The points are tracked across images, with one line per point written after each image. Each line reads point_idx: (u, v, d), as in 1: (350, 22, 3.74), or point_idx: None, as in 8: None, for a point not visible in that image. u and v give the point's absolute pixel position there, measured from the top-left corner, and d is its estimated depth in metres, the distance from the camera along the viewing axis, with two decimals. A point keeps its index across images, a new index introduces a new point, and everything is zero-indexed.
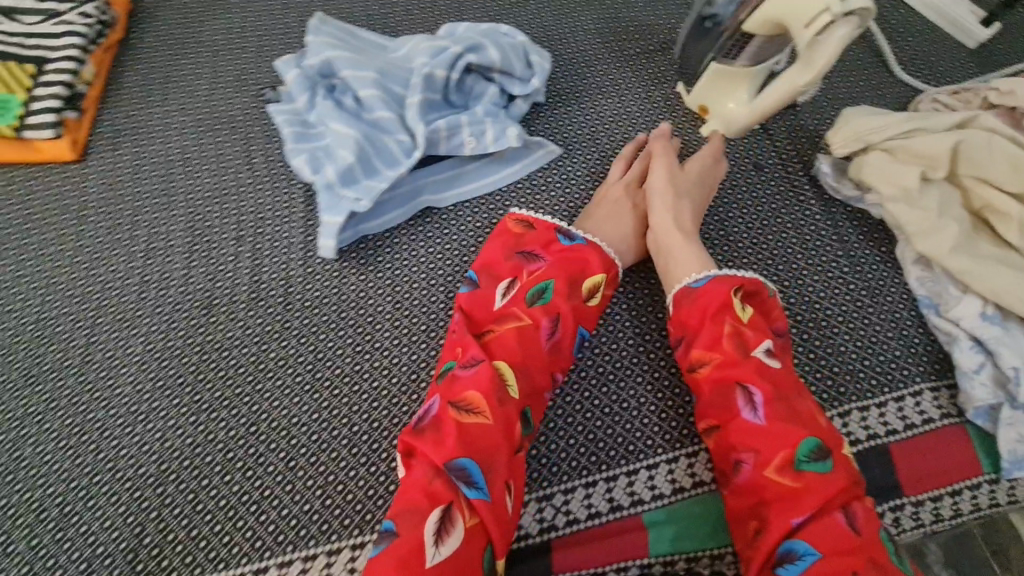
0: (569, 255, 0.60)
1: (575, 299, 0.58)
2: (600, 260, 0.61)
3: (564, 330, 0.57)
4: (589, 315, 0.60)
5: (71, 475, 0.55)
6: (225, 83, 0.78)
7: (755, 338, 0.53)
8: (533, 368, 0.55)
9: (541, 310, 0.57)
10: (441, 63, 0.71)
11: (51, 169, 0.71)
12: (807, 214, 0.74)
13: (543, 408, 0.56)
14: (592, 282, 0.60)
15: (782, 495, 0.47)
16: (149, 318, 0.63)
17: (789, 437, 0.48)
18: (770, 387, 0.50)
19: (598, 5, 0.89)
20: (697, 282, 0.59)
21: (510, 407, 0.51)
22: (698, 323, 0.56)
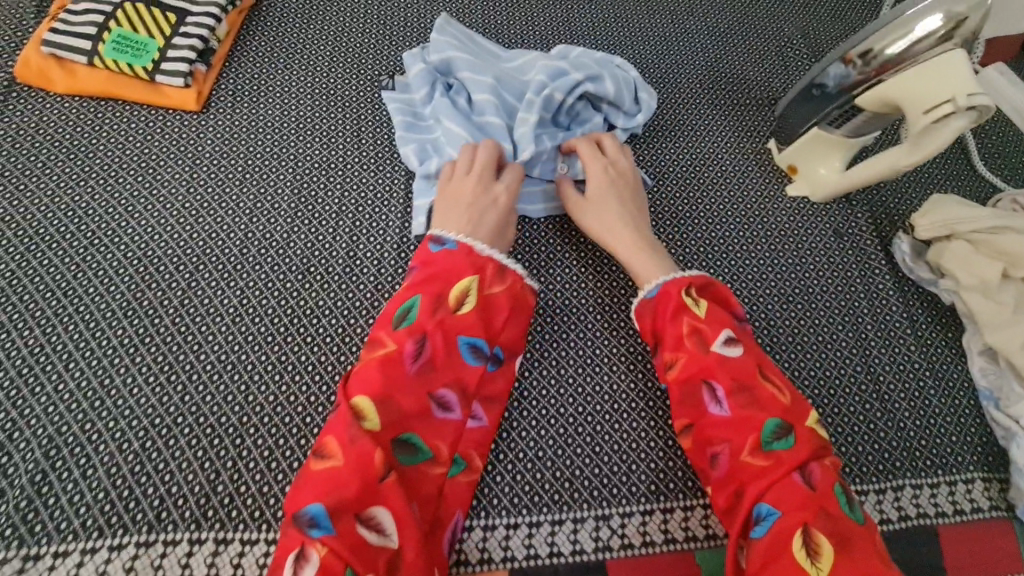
0: (439, 266, 0.61)
1: (442, 311, 0.58)
2: (472, 266, 0.61)
3: (433, 345, 0.57)
4: (463, 323, 0.59)
5: (155, 411, 0.57)
6: (345, 62, 0.81)
7: (710, 333, 0.59)
8: (398, 394, 0.54)
9: (405, 332, 0.57)
10: (561, 86, 0.74)
11: (173, 116, 0.74)
12: (882, 287, 0.75)
13: (430, 426, 0.55)
14: (460, 288, 0.60)
15: (756, 474, 0.53)
16: (247, 273, 0.65)
17: (752, 422, 0.54)
18: (730, 380, 0.56)
19: (702, 51, 0.92)
20: (649, 290, 0.64)
21: (359, 440, 0.50)
22: (659, 329, 0.62)
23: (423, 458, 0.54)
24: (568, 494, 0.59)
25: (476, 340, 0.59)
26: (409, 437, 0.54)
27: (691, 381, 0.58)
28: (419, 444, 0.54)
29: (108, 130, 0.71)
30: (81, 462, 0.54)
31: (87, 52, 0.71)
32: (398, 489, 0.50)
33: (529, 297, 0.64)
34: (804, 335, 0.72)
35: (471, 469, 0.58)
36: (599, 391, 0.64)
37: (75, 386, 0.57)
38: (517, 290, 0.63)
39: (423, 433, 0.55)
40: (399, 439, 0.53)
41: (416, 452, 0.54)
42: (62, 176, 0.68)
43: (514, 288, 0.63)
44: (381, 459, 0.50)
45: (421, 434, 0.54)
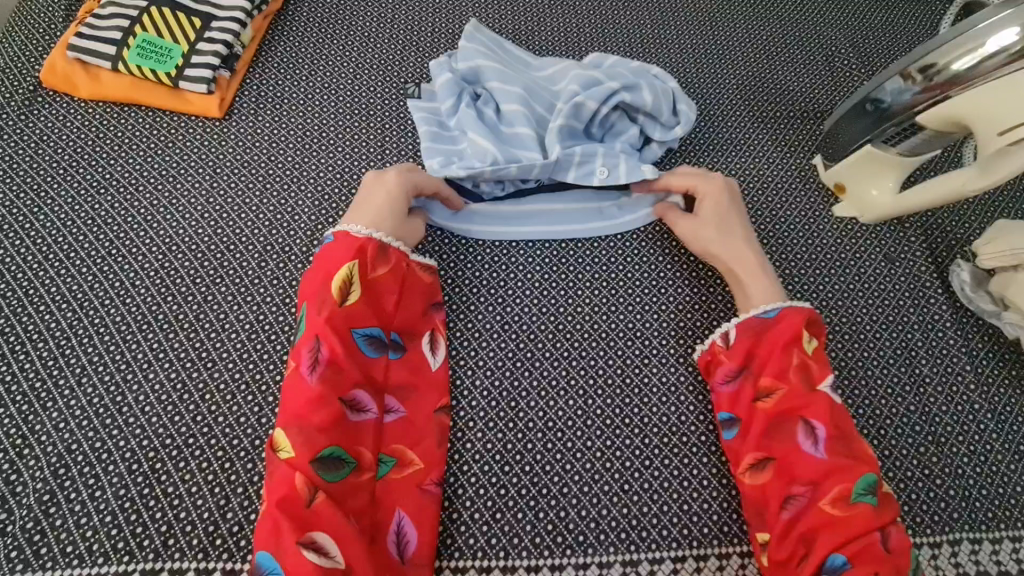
0: (320, 269, 0.58)
1: (327, 309, 0.56)
2: (348, 254, 0.58)
3: (329, 348, 0.55)
4: (355, 316, 0.57)
5: (167, 431, 0.55)
6: (370, 69, 0.79)
7: (820, 373, 0.56)
8: (296, 407, 0.53)
9: (302, 346, 0.55)
10: (595, 95, 0.70)
11: (194, 122, 0.72)
12: (938, 319, 0.70)
13: (347, 434, 0.54)
14: (342, 279, 0.57)
15: (836, 525, 0.51)
16: (264, 286, 0.63)
17: (847, 473, 0.52)
18: (833, 425, 0.54)
19: (743, 59, 0.87)
20: (766, 313, 0.59)
21: (279, 473, 0.51)
22: (767, 354, 0.57)
23: (349, 468, 0.53)
24: (594, 536, 0.56)
25: (370, 328, 0.58)
26: (332, 453, 0.52)
27: (786, 415, 0.55)
28: (344, 456, 0.53)
29: (130, 136, 0.70)
30: (90, 483, 0.53)
31: (112, 57, 0.71)
32: (329, 508, 0.50)
33: (426, 277, 0.63)
34: (851, 368, 0.67)
35: (403, 463, 0.56)
36: (630, 425, 0.61)
37: (87, 403, 0.56)
38: (399, 266, 0.60)
39: (343, 442, 0.53)
40: (323, 456, 0.52)
41: (343, 465, 0.53)
42: (84, 184, 0.67)
43: (399, 267, 0.60)
44: (301, 483, 0.50)
45: (343, 446, 0.53)
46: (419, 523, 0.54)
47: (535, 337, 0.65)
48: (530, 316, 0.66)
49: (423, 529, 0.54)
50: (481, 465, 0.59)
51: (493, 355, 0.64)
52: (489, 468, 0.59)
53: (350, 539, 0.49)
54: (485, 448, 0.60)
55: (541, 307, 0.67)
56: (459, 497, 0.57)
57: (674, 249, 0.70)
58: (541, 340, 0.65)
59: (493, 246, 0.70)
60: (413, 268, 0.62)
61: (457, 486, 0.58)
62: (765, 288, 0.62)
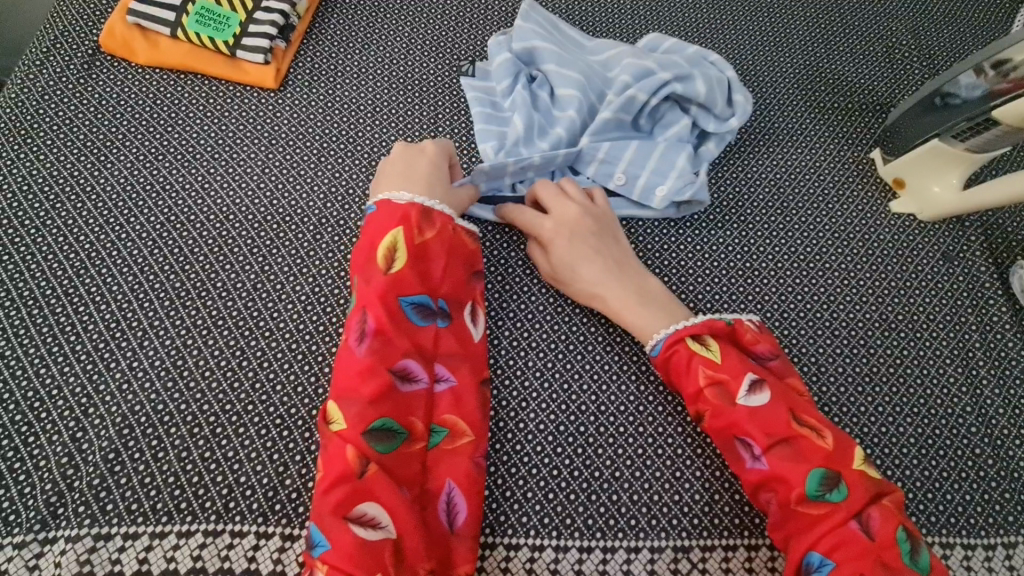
0: (369, 231, 0.59)
1: (377, 280, 0.56)
2: (394, 220, 0.59)
3: (375, 319, 0.54)
4: (405, 283, 0.56)
5: (227, 397, 0.56)
6: (424, 47, 0.78)
7: (732, 383, 0.55)
8: (350, 381, 0.53)
9: (353, 316, 0.56)
10: (645, 87, 0.71)
11: (251, 91, 0.72)
12: (997, 319, 0.68)
13: (400, 407, 0.53)
14: (387, 247, 0.57)
15: (808, 524, 0.50)
16: (320, 259, 0.63)
17: (796, 475, 0.51)
18: (761, 431, 0.53)
19: (800, 47, 0.85)
20: (655, 346, 0.59)
21: (331, 447, 0.51)
22: (678, 384, 0.58)
23: (401, 439, 0.52)
24: (646, 521, 0.57)
25: (417, 296, 0.57)
26: (383, 425, 0.52)
27: (724, 436, 0.55)
28: (395, 429, 0.52)
29: (186, 104, 0.70)
30: (153, 443, 0.54)
31: (171, 24, 0.70)
32: (382, 480, 0.50)
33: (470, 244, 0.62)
34: (905, 366, 0.66)
35: (455, 434, 0.55)
36: (681, 412, 0.61)
37: (149, 365, 0.57)
38: (449, 230, 0.60)
39: (393, 413, 0.53)
40: (375, 428, 0.51)
41: (395, 437, 0.52)
42: (143, 149, 0.67)
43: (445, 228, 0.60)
44: (352, 457, 0.50)
45: (393, 417, 0.52)
46: (469, 498, 0.54)
47: (588, 321, 0.65)
48: None
49: (471, 500, 0.54)
50: (532, 445, 0.59)
51: (546, 337, 0.64)
52: (541, 448, 0.59)
53: (398, 508, 0.49)
54: (538, 428, 0.60)
55: None
56: (511, 476, 0.58)
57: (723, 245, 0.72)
58: (594, 324, 0.65)
59: None
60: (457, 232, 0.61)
61: (509, 464, 0.58)
62: (647, 308, 0.61)
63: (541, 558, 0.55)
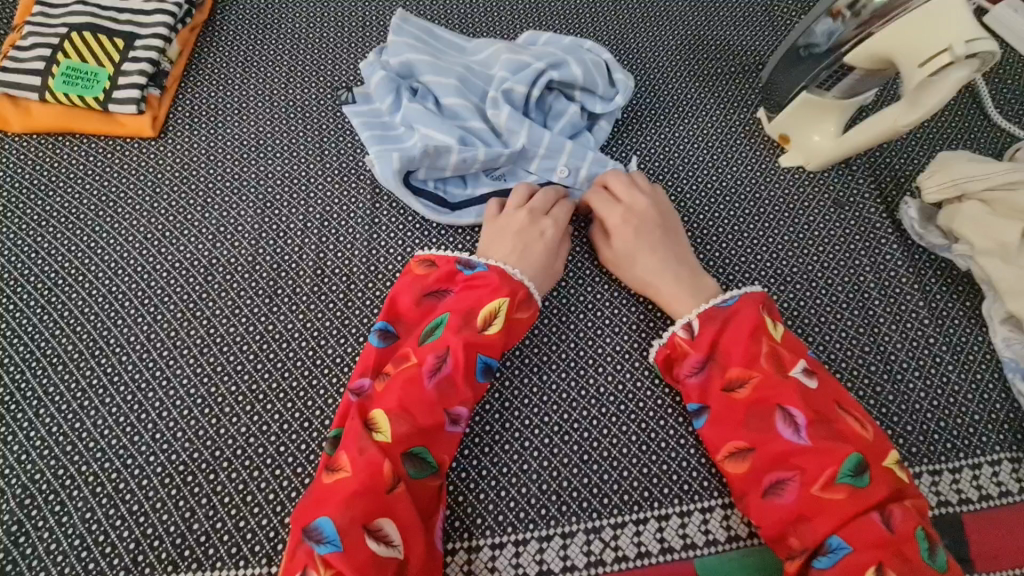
0: (475, 284, 0.59)
1: (468, 330, 0.57)
2: (506, 288, 0.59)
3: (455, 362, 0.56)
4: (490, 343, 0.57)
5: (128, 451, 0.57)
6: (304, 72, 0.78)
7: (791, 358, 0.55)
8: (414, 412, 0.53)
9: (429, 346, 0.56)
10: (523, 79, 0.70)
11: (130, 143, 0.72)
12: (889, 258, 0.70)
13: (440, 443, 0.55)
14: (489, 309, 0.58)
15: (831, 509, 0.49)
16: (212, 300, 0.64)
17: (833, 454, 0.50)
18: (811, 409, 0.52)
19: (681, 19, 0.86)
20: (725, 302, 0.58)
21: (368, 452, 0.51)
22: (730, 344, 0.56)
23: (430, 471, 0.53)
24: (556, 508, 0.57)
25: (492, 359, 0.58)
26: (421, 453, 0.53)
27: (764, 404, 0.53)
28: (429, 459, 0.54)
29: (65, 165, 0.70)
30: (56, 509, 0.54)
31: (38, 88, 0.70)
32: (404, 501, 0.50)
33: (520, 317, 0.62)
34: (804, 317, 0.67)
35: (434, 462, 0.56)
36: (586, 396, 0.61)
37: (46, 432, 0.57)
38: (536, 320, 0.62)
39: (430, 445, 0.54)
40: (413, 454, 0.53)
41: (426, 466, 0.53)
42: (26, 218, 0.67)
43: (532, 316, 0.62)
44: (390, 469, 0.50)
45: (430, 447, 0.54)
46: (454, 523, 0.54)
47: None
48: None
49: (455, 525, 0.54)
50: None
51: None
52: None
53: (412, 531, 0.49)
54: None
55: None
56: None
57: None
58: None
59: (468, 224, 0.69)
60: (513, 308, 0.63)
61: None
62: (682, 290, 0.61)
63: (453, 562, 0.55)
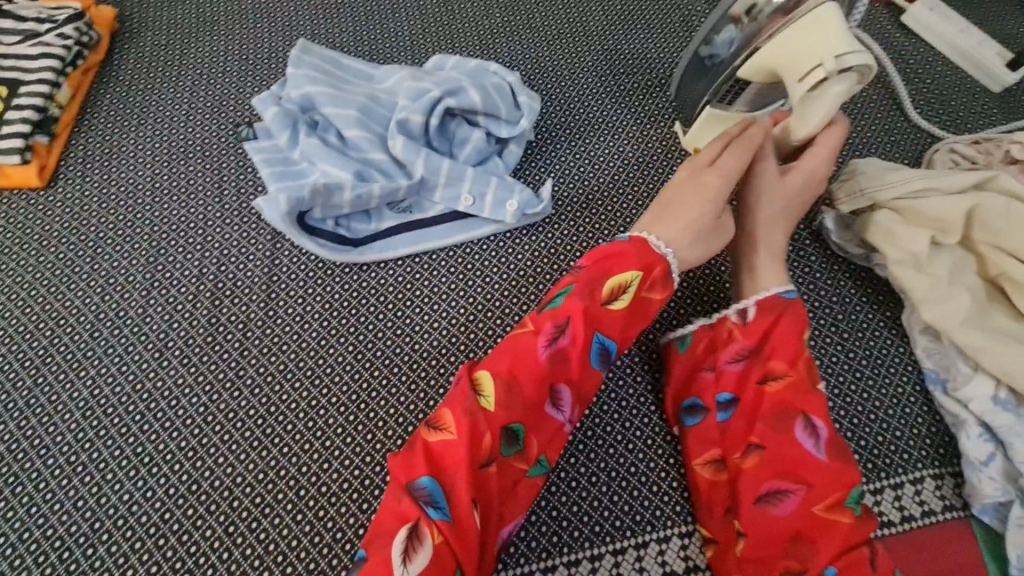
0: (601, 254, 0.55)
1: (588, 297, 0.52)
2: (638, 260, 0.55)
3: (573, 335, 0.51)
4: (608, 319, 0.53)
5: (1, 529, 0.53)
6: (203, 110, 0.76)
7: (820, 371, 0.53)
8: (495, 390, 0.50)
9: (548, 315, 0.52)
10: (419, 107, 0.68)
11: (16, 195, 0.69)
12: (807, 271, 0.68)
13: (542, 426, 0.51)
14: (620, 279, 0.54)
15: (831, 533, 0.47)
16: (98, 358, 0.60)
17: (848, 477, 0.49)
18: (832, 427, 0.51)
19: (597, 33, 0.85)
20: (786, 295, 0.57)
21: (430, 422, 0.49)
22: (770, 340, 0.55)
23: (518, 452, 0.50)
24: None
25: (610, 340, 0.53)
26: (518, 430, 0.49)
27: (788, 408, 0.52)
28: (525, 440, 0.50)
29: None
30: None
31: None
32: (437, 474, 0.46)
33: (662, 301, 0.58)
34: None
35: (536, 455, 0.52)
36: None
37: None
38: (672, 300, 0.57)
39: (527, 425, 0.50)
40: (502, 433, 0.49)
41: (516, 443, 0.49)
42: None
43: None
44: (488, 443, 0.47)
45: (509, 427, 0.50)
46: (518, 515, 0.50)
47: (390, 361, 0.62)
48: (383, 340, 0.63)
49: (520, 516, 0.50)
50: (338, 508, 0.55)
51: (346, 389, 0.60)
52: (347, 509, 0.55)
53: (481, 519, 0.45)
54: (342, 488, 0.56)
55: (395, 329, 0.64)
56: (314, 546, 0.54)
57: (534, 252, 0.68)
58: (397, 364, 0.62)
59: (371, 260, 0.67)
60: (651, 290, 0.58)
61: (311, 534, 0.54)
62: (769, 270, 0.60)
63: None
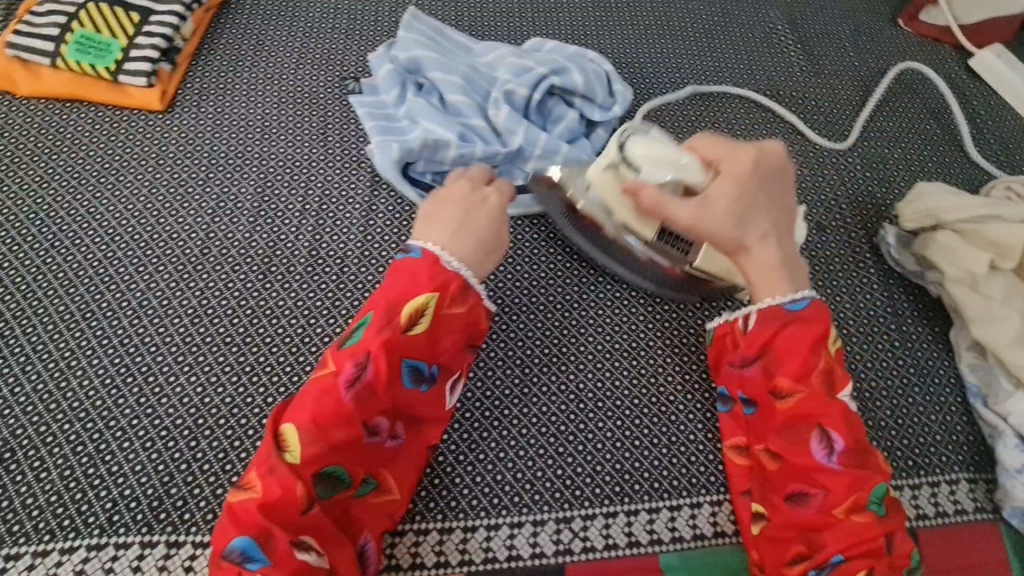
0: (393, 285, 0.55)
1: (387, 330, 0.53)
2: (430, 283, 0.55)
3: (374, 371, 0.52)
4: (411, 346, 0.53)
5: (111, 413, 0.57)
6: (314, 60, 0.80)
7: (840, 381, 0.55)
8: (326, 428, 0.51)
9: (346, 353, 0.53)
10: (525, 82, 0.73)
11: (137, 114, 0.73)
12: (865, 281, 0.73)
13: (365, 458, 0.53)
14: (415, 305, 0.54)
15: (846, 530, 0.51)
16: (207, 273, 0.65)
17: (863, 481, 0.52)
18: (850, 438, 0.53)
19: (683, 41, 0.90)
20: (794, 304, 0.57)
21: (280, 470, 0.50)
22: (781, 352, 0.56)
23: (342, 487, 0.53)
24: (529, 496, 0.60)
25: (417, 363, 0.54)
26: (335, 470, 0.52)
27: (802, 420, 0.54)
28: (345, 475, 0.53)
29: (71, 131, 0.71)
30: (36, 465, 0.55)
31: (50, 53, 0.71)
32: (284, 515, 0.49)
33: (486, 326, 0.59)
34: None
35: (382, 487, 0.56)
36: (564, 391, 0.65)
37: (31, 388, 0.58)
38: (478, 311, 0.57)
39: (348, 461, 0.53)
40: (328, 473, 0.52)
41: (341, 481, 0.53)
42: (27, 180, 0.68)
43: (475, 308, 0.57)
44: (302, 493, 0.49)
45: (347, 465, 0.52)
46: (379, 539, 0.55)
47: None
48: None
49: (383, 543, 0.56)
50: None
51: None
52: None
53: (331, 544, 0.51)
54: None
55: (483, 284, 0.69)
56: None
57: None
58: None
59: None
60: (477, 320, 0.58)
61: None
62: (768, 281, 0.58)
63: (427, 542, 0.59)
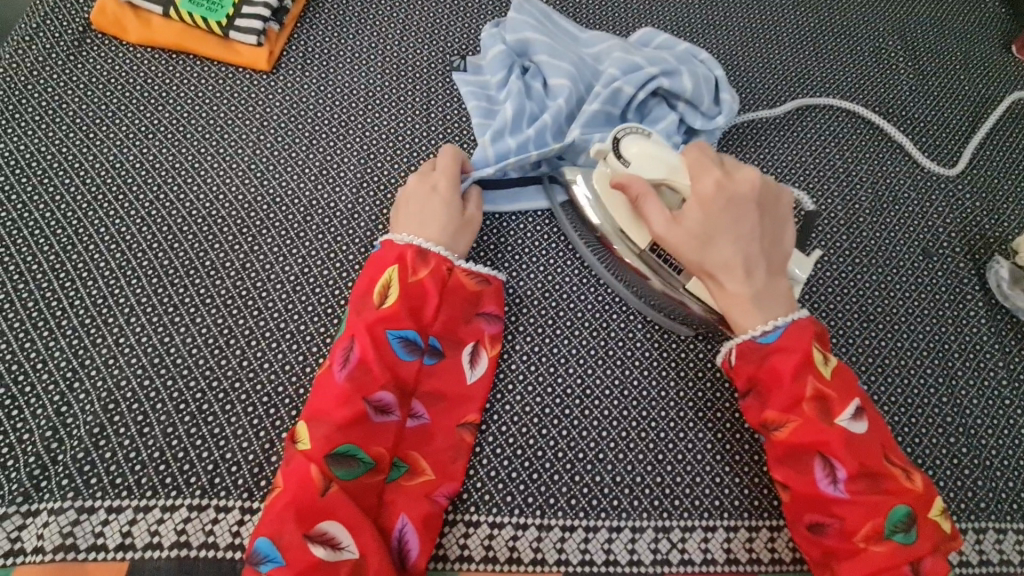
0: (369, 268, 0.58)
1: (365, 311, 0.55)
2: (391, 257, 0.57)
3: (359, 348, 0.53)
4: (395, 315, 0.55)
5: (213, 374, 0.57)
6: (418, 33, 0.78)
7: (838, 403, 0.50)
8: (323, 414, 0.52)
9: (338, 342, 0.55)
10: (632, 81, 0.71)
11: (244, 73, 0.72)
12: (973, 314, 0.70)
13: (377, 437, 0.52)
14: (383, 282, 0.56)
15: (866, 559, 0.48)
16: (309, 241, 0.64)
17: (874, 509, 0.48)
18: (854, 463, 0.49)
19: (790, 46, 0.87)
20: (766, 337, 0.53)
21: (292, 464, 0.50)
22: (773, 381, 0.52)
23: (363, 468, 0.51)
24: (628, 501, 0.57)
25: (404, 331, 0.55)
26: (346, 452, 0.51)
27: (803, 449, 0.51)
28: (360, 456, 0.51)
29: (176, 83, 0.70)
30: (139, 419, 0.55)
31: (163, 3, 0.70)
32: (305, 504, 0.48)
33: (473, 286, 0.60)
34: (884, 357, 0.67)
35: (416, 470, 0.55)
36: (665, 398, 0.61)
37: (135, 341, 0.57)
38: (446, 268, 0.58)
39: (359, 440, 0.51)
40: (340, 453, 0.50)
41: (357, 467, 0.51)
42: (132, 129, 0.67)
43: (440, 269, 0.58)
44: (315, 474, 0.49)
45: (360, 444, 0.51)
46: (423, 534, 0.53)
47: (575, 305, 0.65)
48: (570, 284, 0.66)
49: (424, 536, 0.53)
50: (519, 428, 0.59)
51: (534, 321, 0.64)
52: (526, 430, 0.59)
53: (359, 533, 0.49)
54: (523, 410, 0.60)
55: (582, 276, 0.67)
56: (496, 456, 0.58)
57: None
58: (582, 310, 0.65)
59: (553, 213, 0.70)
60: (461, 278, 0.59)
61: (493, 445, 0.58)
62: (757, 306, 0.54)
63: (524, 537, 0.56)
